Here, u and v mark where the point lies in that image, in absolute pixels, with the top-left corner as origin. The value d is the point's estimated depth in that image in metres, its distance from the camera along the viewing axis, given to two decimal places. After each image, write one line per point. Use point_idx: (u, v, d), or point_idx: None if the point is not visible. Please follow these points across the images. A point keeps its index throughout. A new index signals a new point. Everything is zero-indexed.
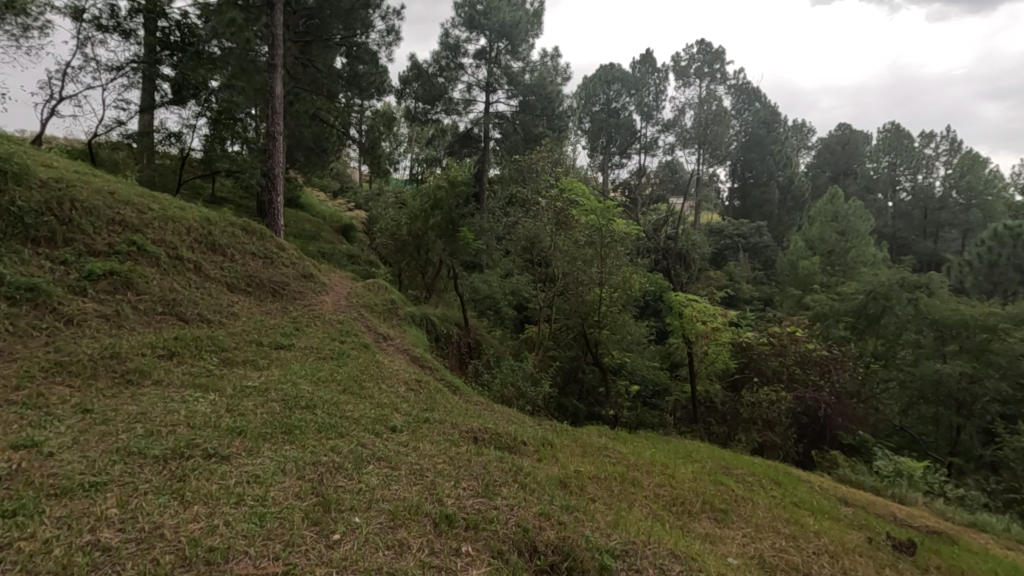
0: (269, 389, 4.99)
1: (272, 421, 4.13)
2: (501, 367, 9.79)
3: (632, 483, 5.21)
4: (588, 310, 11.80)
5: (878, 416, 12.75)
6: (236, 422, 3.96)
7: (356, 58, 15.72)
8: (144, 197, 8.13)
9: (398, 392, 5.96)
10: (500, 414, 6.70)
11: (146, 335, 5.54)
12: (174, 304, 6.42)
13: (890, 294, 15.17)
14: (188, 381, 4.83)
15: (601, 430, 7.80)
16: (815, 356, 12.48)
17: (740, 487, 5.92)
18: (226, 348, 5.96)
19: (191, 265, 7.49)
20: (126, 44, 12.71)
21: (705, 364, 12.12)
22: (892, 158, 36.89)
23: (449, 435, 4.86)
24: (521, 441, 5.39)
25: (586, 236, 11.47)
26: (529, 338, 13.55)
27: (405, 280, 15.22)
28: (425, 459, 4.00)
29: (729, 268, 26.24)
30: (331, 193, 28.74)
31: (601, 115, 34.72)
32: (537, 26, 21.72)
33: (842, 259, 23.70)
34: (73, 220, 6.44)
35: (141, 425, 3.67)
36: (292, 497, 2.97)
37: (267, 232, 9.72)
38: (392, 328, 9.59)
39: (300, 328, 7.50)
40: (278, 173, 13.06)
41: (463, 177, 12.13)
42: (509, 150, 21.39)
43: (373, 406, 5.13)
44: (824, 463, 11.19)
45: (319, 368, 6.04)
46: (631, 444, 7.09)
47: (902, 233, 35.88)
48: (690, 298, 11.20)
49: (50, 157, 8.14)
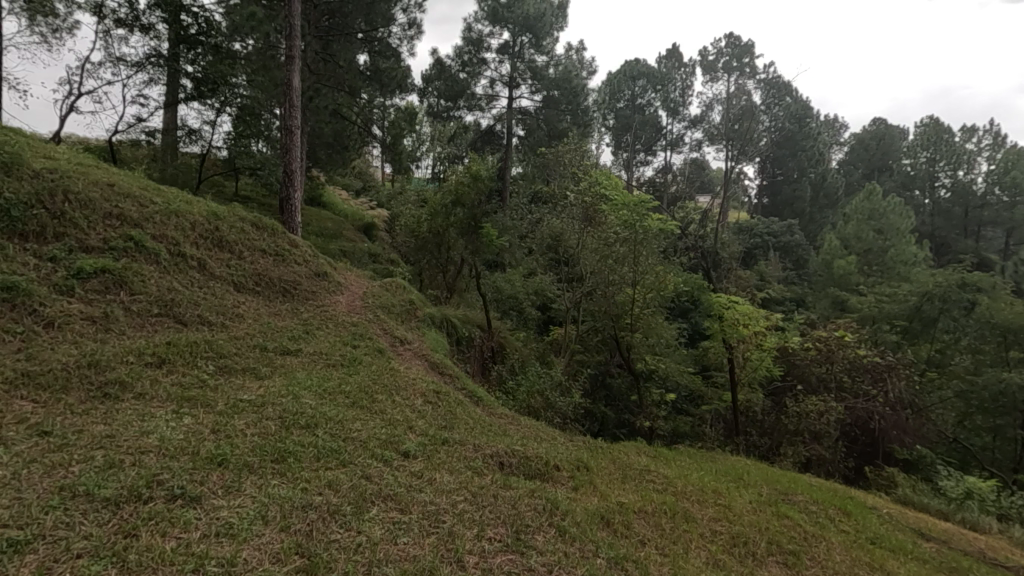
0: (266, 404, 4.35)
1: (263, 446, 3.49)
2: (526, 375, 9.09)
3: (686, 518, 4.44)
4: (619, 312, 11.04)
5: (933, 429, 11.72)
6: (219, 447, 3.33)
7: (378, 54, 15.25)
8: (148, 190, 7.65)
9: (414, 406, 5.28)
10: (529, 430, 5.98)
11: (136, 340, 4.97)
12: (172, 305, 5.86)
13: (947, 296, 13.98)
14: (175, 395, 4.24)
15: (639, 447, 7.04)
16: (867, 363, 11.35)
17: (806, 521, 5.09)
18: (225, 354, 5.36)
19: (194, 263, 6.94)
20: (145, 40, 12.36)
21: (746, 371, 11.21)
22: (932, 153, 34.88)
23: (472, 461, 4.17)
24: (553, 466, 4.67)
25: (618, 233, 10.68)
26: (554, 341, 12.82)
27: (425, 280, 14.63)
28: (443, 497, 3.32)
29: (760, 268, 25.12)
30: (354, 191, 28.39)
31: (626, 111, 33.69)
32: (562, 18, 20.92)
33: (881, 258, 22.38)
34: (65, 213, 5.92)
35: (104, 452, 3.05)
36: (269, 560, 2.34)
37: (279, 228, 9.17)
38: (409, 331, 8.96)
39: (311, 331, 6.90)
40: (295, 168, 12.50)
41: (487, 172, 11.39)
42: (532, 147, 20.62)
43: (384, 424, 4.47)
44: (880, 481, 10.22)
45: (326, 377, 5.42)
46: (674, 465, 6.31)
47: (941, 231, 33.86)
48: (731, 300, 10.33)
49: (52, 149, 7.70)
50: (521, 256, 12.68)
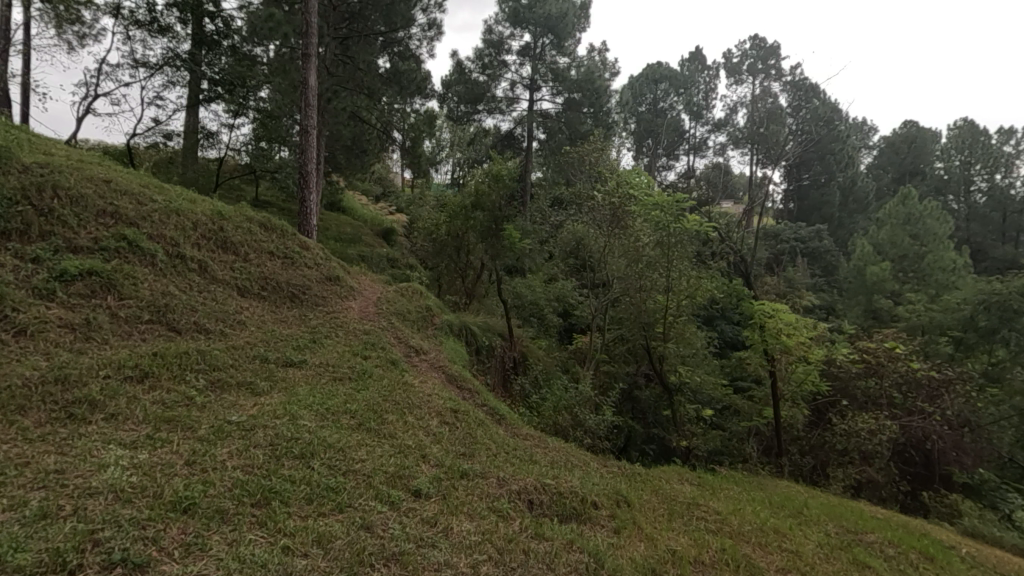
0: (257, 427, 3.74)
1: (244, 485, 2.87)
2: (551, 388, 8.38)
3: (751, 570, 3.70)
4: (650, 320, 10.33)
5: (994, 451, 10.71)
6: (189, 488, 2.71)
7: (397, 55, 14.93)
8: (149, 187, 7.17)
9: (428, 429, 4.62)
10: (558, 456, 5.29)
11: (118, 350, 4.42)
12: (166, 311, 5.33)
13: (1008, 304, 12.64)
14: (155, 415, 3.67)
15: (681, 474, 6.27)
16: (921, 378, 10.33)
17: (890, 572, 4.30)
18: (219, 367, 4.79)
19: (195, 265, 6.43)
20: (163, 41, 12.09)
21: (791, 386, 10.27)
22: (965, 157, 33.31)
23: (497, 500, 3.51)
24: (591, 503, 3.97)
25: (649, 237, 9.92)
26: (578, 349, 12.11)
27: (443, 285, 14.05)
28: (460, 558, 2.68)
29: (788, 274, 24.07)
30: (374, 197, 28.02)
31: (648, 115, 32.71)
32: (585, 18, 20.22)
33: (917, 264, 20.85)
34: (53, 211, 5.42)
35: (42, 494, 2.46)
36: None
37: (289, 229, 8.67)
38: (426, 340, 8.35)
39: (318, 340, 6.30)
40: (310, 170, 11.97)
41: (509, 172, 10.74)
42: (553, 150, 19.97)
43: (392, 452, 3.84)
44: (941, 510, 9.28)
45: (332, 393, 4.81)
46: (724, 495, 5.55)
47: (977, 237, 32.03)
48: (774, 307, 9.39)
49: (54, 146, 7.31)
50: (542, 260, 11.97)
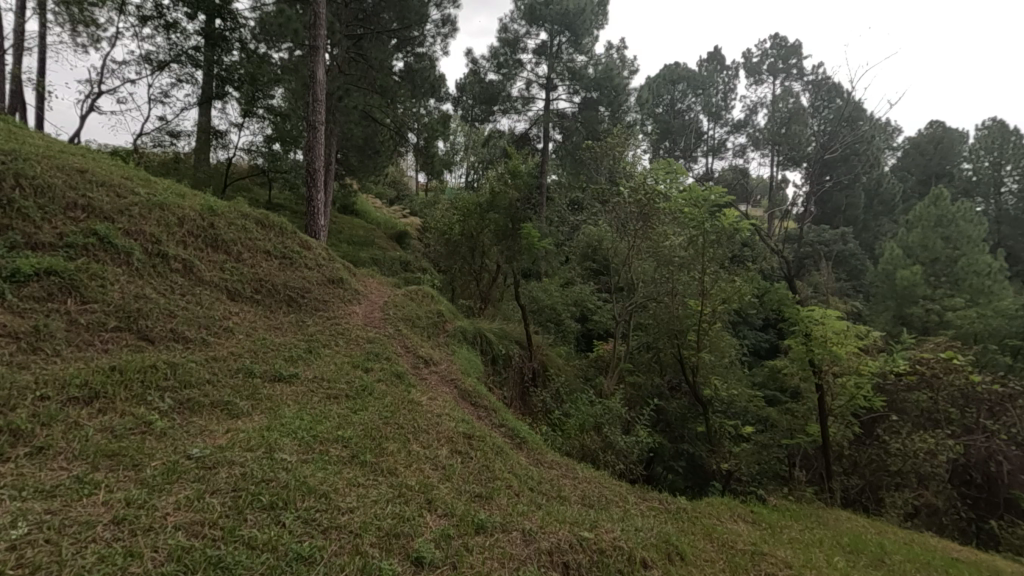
0: (222, 464, 2.98)
1: (183, 556, 2.14)
2: (575, 403, 7.57)
3: None
4: (681, 328, 9.46)
5: None
6: (100, 566, 1.99)
7: (411, 53, 14.18)
8: (133, 180, 6.53)
9: (436, 461, 3.86)
10: (591, 490, 4.51)
11: (70, 365, 3.71)
12: (138, 318, 4.62)
13: None
14: (95, 448, 2.93)
15: (729, 508, 5.43)
16: (982, 393, 9.32)
17: None
18: (192, 383, 4.06)
19: (178, 265, 5.75)
20: (167, 34, 11.56)
21: (839, 401, 9.30)
22: (995, 158, 31.74)
23: (522, 567, 2.73)
24: (640, 563, 3.16)
25: (680, 238, 9.03)
26: (600, 357, 11.30)
27: (457, 289, 13.33)
28: None
29: (813, 279, 22.96)
30: (387, 201, 27.52)
31: (666, 116, 31.66)
32: (603, 14, 19.32)
33: (949, 268, 19.41)
34: (13, 202, 4.75)
35: None
36: None
37: (290, 227, 7.99)
38: (437, 348, 7.63)
39: (315, 350, 5.56)
40: (318, 167, 11.27)
41: (525, 167, 9.94)
42: (570, 152, 19.13)
43: (392, 497, 3.06)
44: (1011, 541, 8.30)
45: (322, 416, 4.03)
46: (787, 537, 4.70)
47: (1008, 241, 30.41)
48: (824, 314, 8.43)
49: (36, 136, 6.71)
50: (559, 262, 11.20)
